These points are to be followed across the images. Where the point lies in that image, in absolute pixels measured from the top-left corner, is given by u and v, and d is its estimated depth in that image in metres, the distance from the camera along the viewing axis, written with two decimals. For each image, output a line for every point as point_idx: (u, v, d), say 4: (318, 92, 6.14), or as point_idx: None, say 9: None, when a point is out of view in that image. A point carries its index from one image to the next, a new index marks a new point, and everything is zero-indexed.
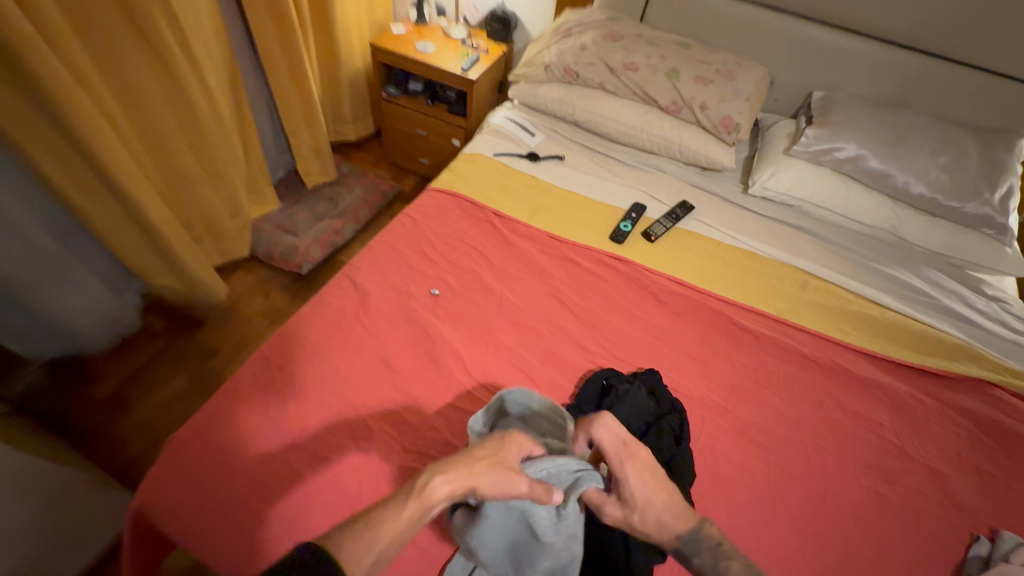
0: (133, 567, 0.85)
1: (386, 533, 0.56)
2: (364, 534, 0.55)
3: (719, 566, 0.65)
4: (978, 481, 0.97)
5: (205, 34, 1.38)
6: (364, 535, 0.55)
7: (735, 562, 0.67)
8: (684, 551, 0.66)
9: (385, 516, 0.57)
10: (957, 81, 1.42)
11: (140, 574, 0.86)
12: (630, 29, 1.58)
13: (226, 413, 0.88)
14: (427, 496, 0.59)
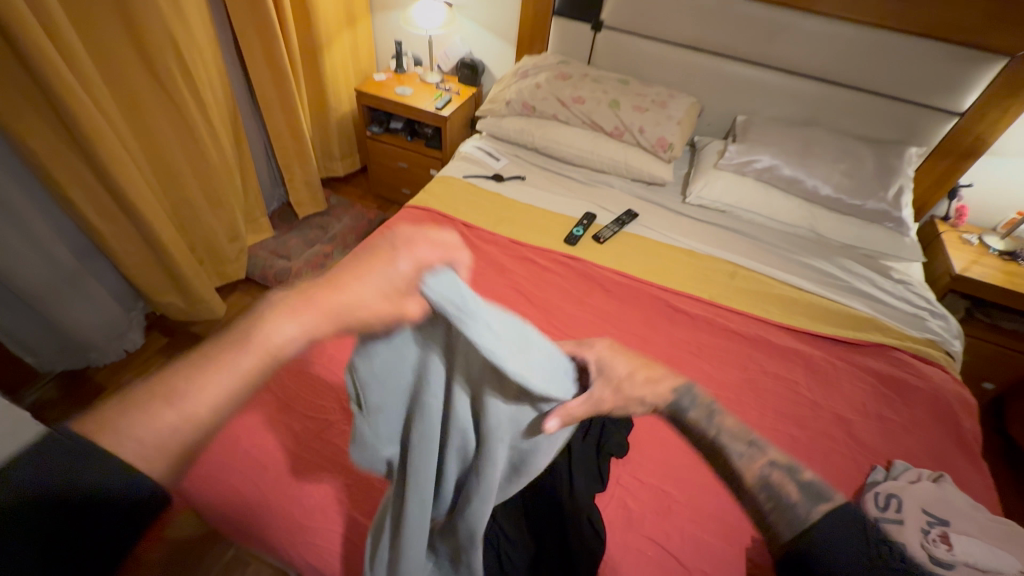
0: None
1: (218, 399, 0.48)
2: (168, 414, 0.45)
3: (708, 417, 0.69)
4: (879, 425, 1.13)
5: (211, 80, 1.61)
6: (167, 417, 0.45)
7: (725, 417, 0.70)
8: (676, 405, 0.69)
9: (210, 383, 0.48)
10: (852, 102, 1.69)
11: None
12: (578, 70, 1.86)
13: None
14: (275, 342, 0.53)
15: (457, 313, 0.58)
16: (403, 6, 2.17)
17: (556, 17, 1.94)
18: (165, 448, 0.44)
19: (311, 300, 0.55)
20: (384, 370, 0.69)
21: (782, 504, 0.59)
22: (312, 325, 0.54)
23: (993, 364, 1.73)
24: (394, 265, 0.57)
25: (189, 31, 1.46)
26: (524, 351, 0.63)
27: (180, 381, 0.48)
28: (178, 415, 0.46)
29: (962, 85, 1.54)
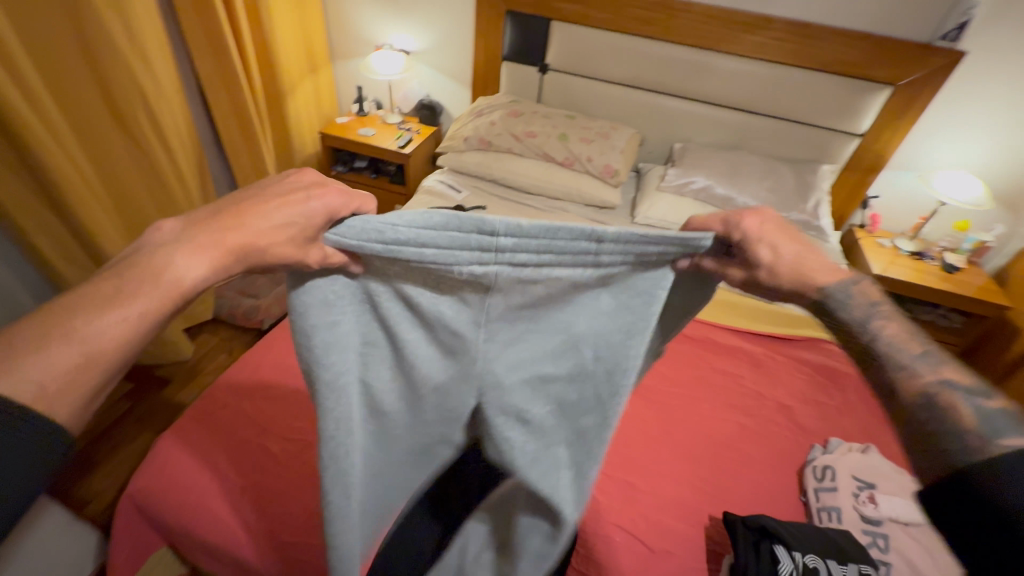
0: (126, 549, 0.98)
1: (112, 337, 0.41)
2: (52, 354, 0.38)
3: (872, 321, 0.54)
4: (816, 409, 1.26)
5: (179, 127, 1.67)
6: (51, 356, 0.38)
7: (893, 325, 0.54)
8: (829, 300, 0.56)
9: (99, 321, 0.40)
10: (771, 128, 1.90)
11: (131, 558, 0.98)
12: (528, 108, 2.02)
13: (209, 412, 1.05)
14: (175, 278, 0.44)
15: (380, 248, 0.47)
16: (362, 54, 2.32)
17: (505, 62, 2.12)
18: (67, 394, 0.38)
19: (215, 235, 0.47)
20: (331, 338, 0.52)
21: (948, 425, 0.44)
22: (220, 263, 0.47)
23: None
24: (304, 207, 0.50)
25: (158, 83, 1.54)
26: (485, 243, 0.46)
27: (67, 317, 0.40)
28: (77, 358, 0.39)
29: (859, 111, 1.78)
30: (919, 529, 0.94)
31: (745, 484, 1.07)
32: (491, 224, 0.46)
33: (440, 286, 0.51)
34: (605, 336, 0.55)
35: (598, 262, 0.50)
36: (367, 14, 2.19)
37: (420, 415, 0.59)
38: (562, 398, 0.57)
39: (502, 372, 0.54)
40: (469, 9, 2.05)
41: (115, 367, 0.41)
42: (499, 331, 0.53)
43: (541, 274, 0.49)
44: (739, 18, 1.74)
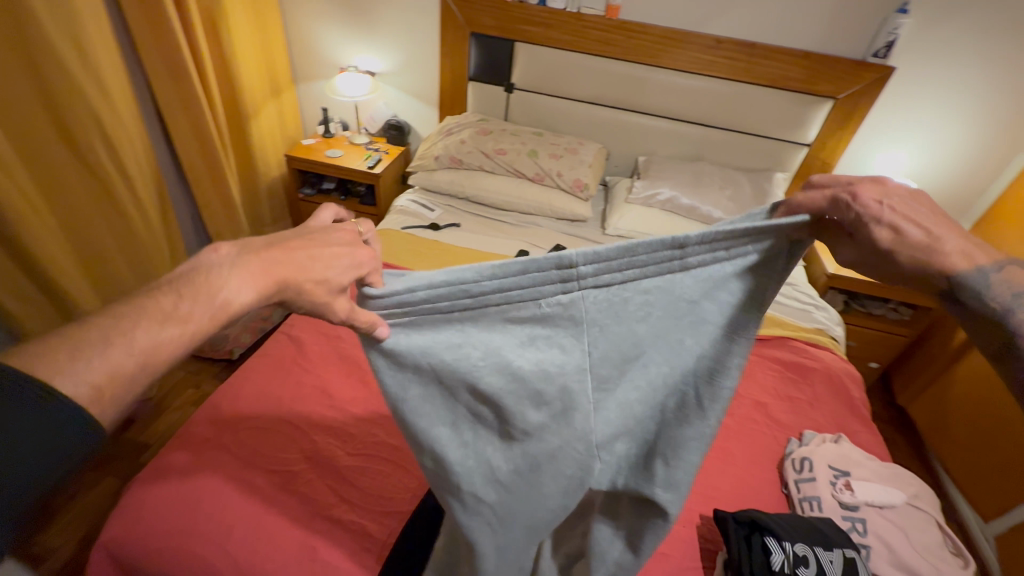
0: None
1: (163, 346, 0.46)
2: (114, 355, 0.43)
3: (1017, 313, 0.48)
4: (790, 404, 1.32)
5: (137, 153, 1.60)
6: (113, 357, 0.43)
7: None
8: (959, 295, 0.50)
9: (158, 330, 0.46)
10: (728, 139, 2.01)
11: None
12: (497, 126, 2.06)
13: (188, 449, 1.00)
14: (224, 300, 0.49)
15: (470, 301, 0.54)
16: (326, 76, 2.31)
17: (471, 81, 2.16)
18: (119, 394, 0.43)
19: (267, 262, 0.52)
20: (410, 376, 0.59)
21: None
22: (266, 290, 0.51)
23: (877, 346, 2.03)
24: (341, 262, 0.57)
25: (114, 108, 1.47)
26: (569, 273, 0.52)
27: (126, 324, 0.45)
28: (131, 362, 0.44)
29: (804, 123, 1.91)
30: (891, 510, 1.02)
31: (731, 480, 1.11)
32: (570, 258, 0.51)
33: (531, 327, 0.55)
34: (705, 346, 0.57)
35: (684, 267, 0.54)
36: (331, 36, 2.19)
37: (537, 472, 0.58)
38: (664, 408, 0.59)
39: (607, 398, 0.57)
40: (434, 31, 2.09)
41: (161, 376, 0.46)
42: (599, 359, 0.55)
43: (625, 291, 0.54)
44: (693, 39, 1.84)
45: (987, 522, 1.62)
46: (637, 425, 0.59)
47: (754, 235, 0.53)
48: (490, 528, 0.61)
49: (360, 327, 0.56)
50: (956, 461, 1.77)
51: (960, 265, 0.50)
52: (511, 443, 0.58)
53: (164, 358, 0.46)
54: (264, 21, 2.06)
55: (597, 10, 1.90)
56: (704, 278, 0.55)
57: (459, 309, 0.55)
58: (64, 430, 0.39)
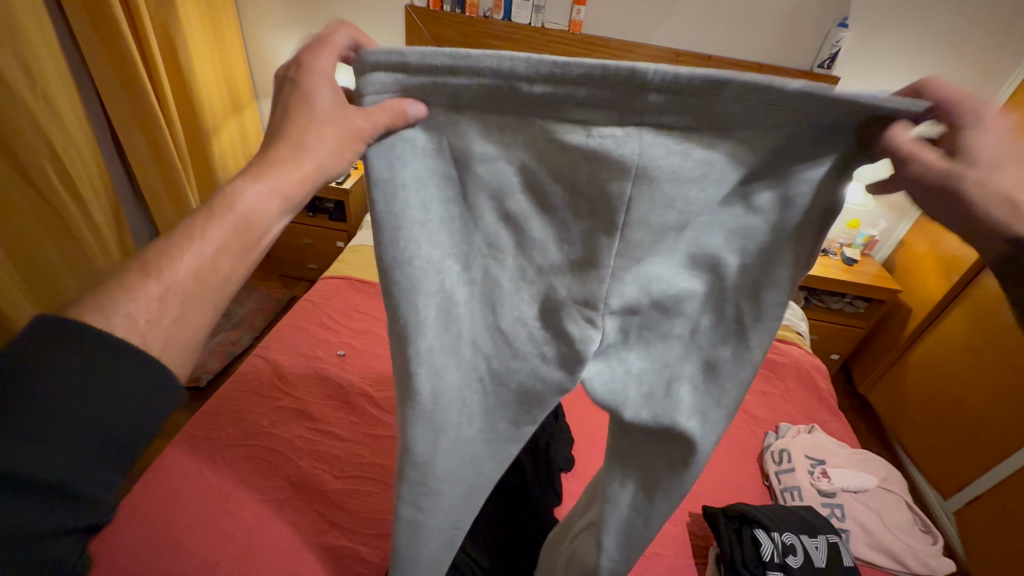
0: None
1: (189, 262, 0.48)
2: (145, 284, 0.46)
3: None
4: (764, 399, 1.38)
5: (92, 175, 1.51)
6: (145, 286, 0.46)
7: None
8: None
9: (182, 250, 0.48)
10: None
11: None
12: None
13: (164, 485, 0.95)
14: (236, 204, 0.51)
15: (496, 83, 0.46)
16: None
17: None
18: (159, 321, 0.45)
19: (265, 163, 0.53)
20: (426, 196, 0.53)
21: None
22: (283, 186, 0.53)
23: (836, 338, 2.14)
24: (320, 101, 0.53)
25: (65, 128, 1.40)
26: (631, 101, 0.44)
27: (156, 263, 0.47)
28: (163, 286, 0.46)
29: None
30: (864, 494, 1.08)
31: (716, 476, 1.14)
32: (643, 72, 0.42)
33: (569, 165, 0.48)
34: (756, 239, 0.49)
35: (752, 132, 0.44)
36: (294, 52, 2.16)
37: (540, 334, 0.58)
38: (698, 325, 0.54)
39: (628, 274, 0.52)
40: (399, 45, 2.09)
41: (200, 296, 0.49)
42: (635, 230, 0.49)
43: (679, 150, 0.45)
44: (653, 53, 1.92)
45: (947, 499, 1.73)
46: (655, 324, 0.55)
47: (850, 109, 0.40)
48: (477, 388, 0.62)
49: (393, 122, 0.49)
50: (914, 443, 1.88)
51: None
52: (517, 291, 0.56)
53: (217, 280, 0.50)
54: (224, 37, 2.01)
55: (560, 25, 1.96)
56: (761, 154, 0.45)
57: (505, 121, 0.49)
58: (123, 374, 0.41)
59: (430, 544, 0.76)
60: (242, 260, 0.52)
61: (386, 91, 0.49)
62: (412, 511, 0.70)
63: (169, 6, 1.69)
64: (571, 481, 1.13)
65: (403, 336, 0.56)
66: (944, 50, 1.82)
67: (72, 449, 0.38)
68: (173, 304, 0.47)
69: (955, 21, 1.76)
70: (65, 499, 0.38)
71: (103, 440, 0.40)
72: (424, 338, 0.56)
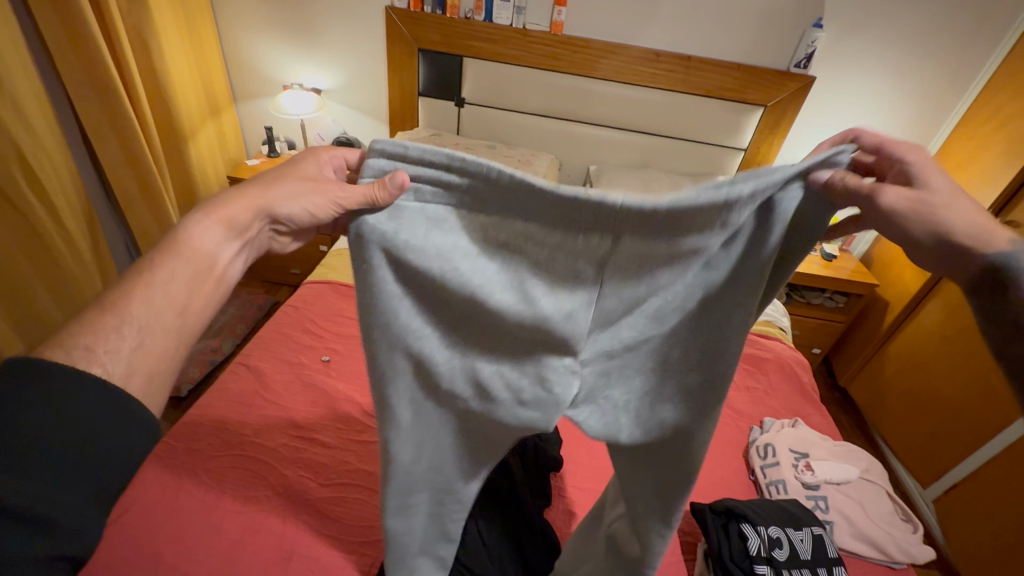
0: None
1: (147, 299, 0.53)
2: (107, 319, 0.50)
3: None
4: (749, 394, 1.39)
5: (67, 190, 1.48)
6: (106, 321, 0.50)
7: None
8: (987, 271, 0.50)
9: (144, 289, 0.53)
10: (673, 146, 2.11)
11: None
12: (450, 140, 2.07)
13: (141, 500, 0.92)
14: (197, 247, 0.56)
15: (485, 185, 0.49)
16: (269, 94, 2.24)
17: (421, 97, 2.16)
18: (118, 351, 0.49)
19: (231, 209, 0.58)
20: (408, 278, 0.55)
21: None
22: (239, 232, 0.58)
23: (818, 333, 2.18)
24: (307, 168, 0.61)
25: (32, 129, 1.35)
26: (606, 211, 0.48)
27: (121, 300, 0.52)
28: (124, 321, 0.51)
29: (739, 129, 2.04)
30: (847, 485, 1.10)
31: (703, 473, 1.15)
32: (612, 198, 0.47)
33: (551, 258, 0.53)
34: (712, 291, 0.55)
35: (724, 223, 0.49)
36: (272, 53, 2.13)
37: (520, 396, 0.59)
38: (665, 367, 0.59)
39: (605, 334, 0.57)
40: (381, 46, 2.08)
41: (156, 328, 0.52)
42: (610, 301, 0.54)
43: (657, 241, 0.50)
44: (634, 54, 1.94)
45: (925, 487, 1.77)
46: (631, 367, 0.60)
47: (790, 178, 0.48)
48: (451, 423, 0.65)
49: (373, 199, 0.50)
50: (894, 434, 1.92)
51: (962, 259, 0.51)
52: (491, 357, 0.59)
53: (176, 312, 0.54)
54: (199, 39, 1.97)
55: (542, 26, 1.96)
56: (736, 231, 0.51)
57: (487, 217, 0.52)
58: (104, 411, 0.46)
59: (419, 542, 0.77)
60: (198, 294, 0.55)
61: (379, 173, 0.50)
62: (399, 520, 0.72)
63: (143, 8, 1.65)
64: (560, 482, 1.13)
65: (382, 387, 0.59)
66: (916, 49, 1.86)
67: (52, 481, 0.42)
68: (132, 336, 0.51)
69: (926, 22, 1.80)
70: (40, 536, 0.40)
71: (86, 473, 0.43)
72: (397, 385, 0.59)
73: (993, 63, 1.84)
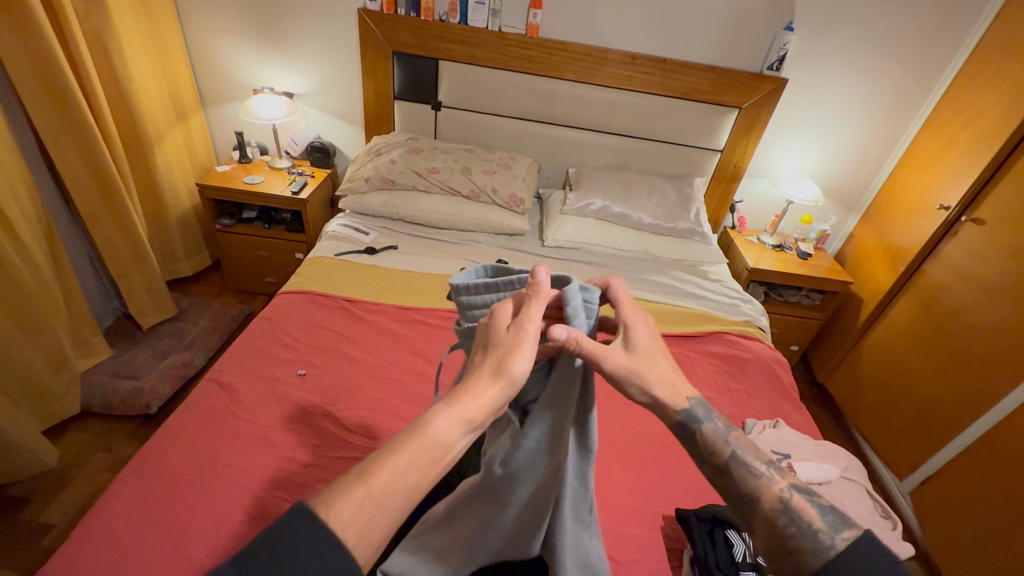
0: None
1: (386, 476, 0.47)
2: (359, 486, 0.46)
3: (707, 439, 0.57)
4: (732, 395, 1.40)
5: (19, 199, 1.41)
6: (358, 488, 0.45)
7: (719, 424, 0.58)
8: (685, 426, 0.58)
9: (381, 460, 0.48)
10: (650, 148, 2.12)
11: None
12: (427, 144, 2.04)
13: (102, 534, 0.88)
14: (429, 429, 0.52)
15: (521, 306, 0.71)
16: (239, 97, 2.17)
17: (396, 100, 2.13)
18: (365, 528, 0.44)
19: (467, 394, 0.56)
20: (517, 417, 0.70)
21: (804, 529, 0.48)
22: (472, 416, 0.54)
23: (795, 330, 2.22)
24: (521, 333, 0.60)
25: None
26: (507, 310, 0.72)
27: (365, 472, 0.47)
28: (366, 494, 0.46)
29: (714, 131, 2.06)
30: (828, 485, 1.11)
31: (686, 477, 1.14)
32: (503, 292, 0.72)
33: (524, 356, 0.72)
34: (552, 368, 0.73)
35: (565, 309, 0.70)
36: (241, 56, 2.07)
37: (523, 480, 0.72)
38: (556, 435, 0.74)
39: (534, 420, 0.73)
40: (353, 50, 2.03)
41: (393, 512, 0.47)
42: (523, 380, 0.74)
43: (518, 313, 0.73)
44: (609, 57, 1.94)
45: (902, 480, 1.80)
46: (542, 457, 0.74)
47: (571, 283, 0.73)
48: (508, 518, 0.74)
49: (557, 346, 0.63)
50: (872, 427, 1.96)
51: (676, 406, 0.59)
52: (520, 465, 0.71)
53: (404, 492, 0.48)
54: (163, 42, 1.90)
55: (517, 29, 1.94)
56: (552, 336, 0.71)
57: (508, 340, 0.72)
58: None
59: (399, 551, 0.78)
60: (428, 481, 0.50)
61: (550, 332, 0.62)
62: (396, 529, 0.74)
63: (102, 11, 1.58)
64: None
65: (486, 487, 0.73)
66: (884, 51, 1.90)
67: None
68: (370, 520, 0.45)
69: (893, 24, 1.84)
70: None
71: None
72: (503, 503, 0.73)
73: (955, 65, 1.89)
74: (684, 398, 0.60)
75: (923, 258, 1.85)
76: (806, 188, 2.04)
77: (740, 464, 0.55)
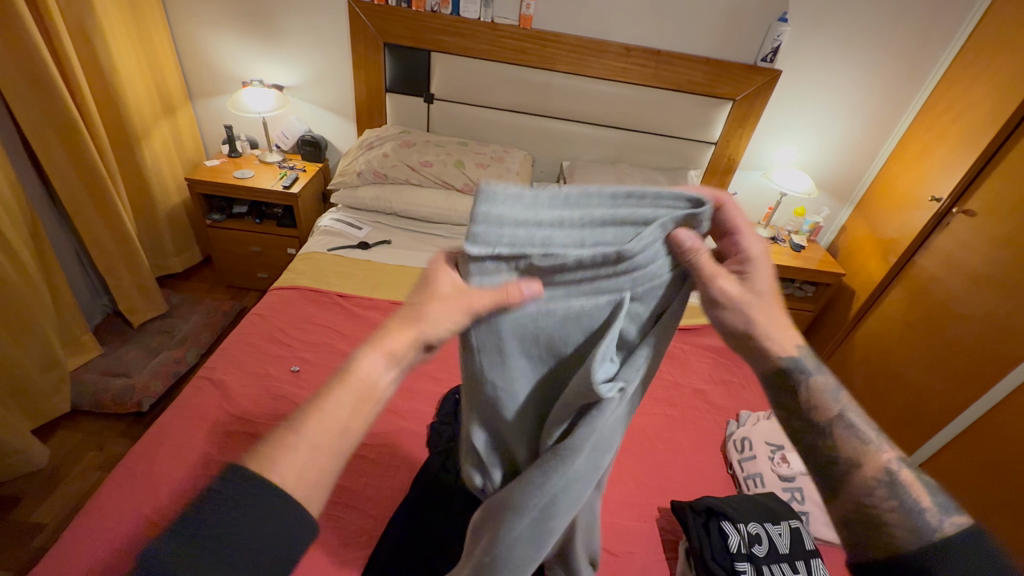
0: None
1: (317, 426, 0.51)
2: (287, 438, 0.49)
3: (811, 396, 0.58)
4: (727, 388, 1.40)
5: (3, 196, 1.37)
6: (286, 439, 0.49)
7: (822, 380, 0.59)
8: (792, 370, 0.59)
9: (310, 414, 0.51)
10: (644, 140, 2.11)
11: None
12: (420, 137, 2.02)
13: (92, 535, 0.87)
14: (357, 373, 0.55)
15: (577, 226, 0.55)
16: (228, 91, 2.14)
17: (388, 93, 2.10)
18: (304, 476, 0.48)
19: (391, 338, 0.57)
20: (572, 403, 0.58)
21: (907, 506, 0.51)
22: (395, 355, 0.57)
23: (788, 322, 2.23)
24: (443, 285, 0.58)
25: None
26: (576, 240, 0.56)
27: (299, 423, 0.51)
28: (303, 447, 0.49)
29: (708, 123, 2.06)
30: None
31: (681, 469, 1.15)
32: (572, 202, 0.54)
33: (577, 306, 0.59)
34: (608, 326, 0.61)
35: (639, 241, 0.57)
36: (229, 49, 2.03)
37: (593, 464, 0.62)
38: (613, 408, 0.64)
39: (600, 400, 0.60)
40: (344, 41, 2.00)
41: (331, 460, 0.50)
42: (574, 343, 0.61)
43: (585, 240, 0.56)
44: (603, 48, 1.92)
45: None
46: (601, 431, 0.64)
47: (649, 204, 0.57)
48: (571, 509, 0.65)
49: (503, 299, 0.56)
50: None
51: (784, 353, 0.60)
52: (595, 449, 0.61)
53: (339, 432, 0.52)
54: (148, 34, 1.86)
55: (510, 20, 1.91)
56: (639, 267, 0.57)
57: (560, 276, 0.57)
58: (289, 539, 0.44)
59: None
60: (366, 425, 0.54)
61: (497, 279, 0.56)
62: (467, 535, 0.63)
63: (84, 3, 1.55)
64: None
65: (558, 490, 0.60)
66: (877, 44, 1.90)
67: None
68: (308, 461, 0.48)
69: (887, 16, 1.84)
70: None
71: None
72: (567, 502, 0.62)
73: (947, 59, 1.89)
74: (792, 345, 0.61)
75: (914, 251, 1.87)
76: (800, 179, 2.04)
77: (847, 429, 0.56)
